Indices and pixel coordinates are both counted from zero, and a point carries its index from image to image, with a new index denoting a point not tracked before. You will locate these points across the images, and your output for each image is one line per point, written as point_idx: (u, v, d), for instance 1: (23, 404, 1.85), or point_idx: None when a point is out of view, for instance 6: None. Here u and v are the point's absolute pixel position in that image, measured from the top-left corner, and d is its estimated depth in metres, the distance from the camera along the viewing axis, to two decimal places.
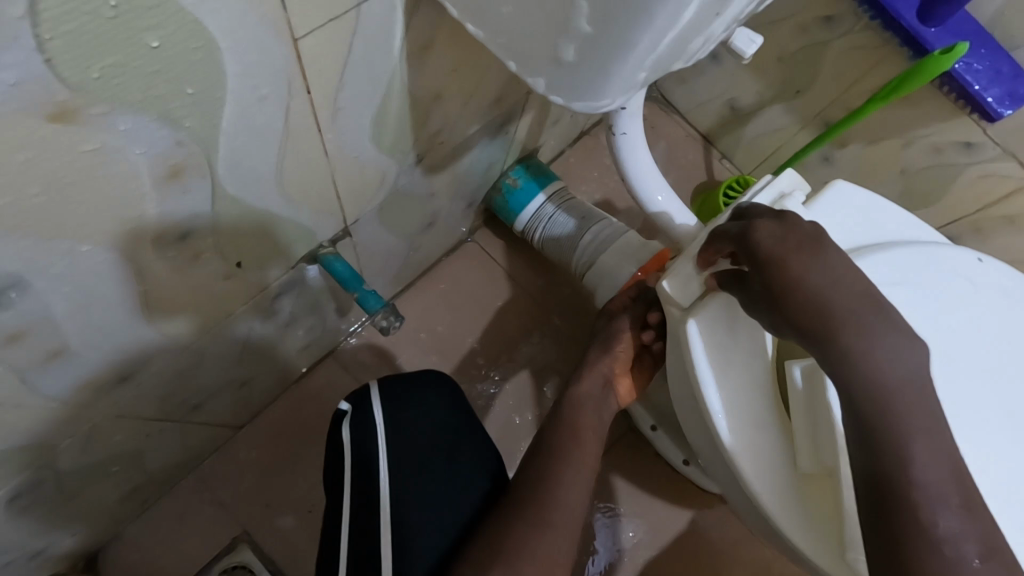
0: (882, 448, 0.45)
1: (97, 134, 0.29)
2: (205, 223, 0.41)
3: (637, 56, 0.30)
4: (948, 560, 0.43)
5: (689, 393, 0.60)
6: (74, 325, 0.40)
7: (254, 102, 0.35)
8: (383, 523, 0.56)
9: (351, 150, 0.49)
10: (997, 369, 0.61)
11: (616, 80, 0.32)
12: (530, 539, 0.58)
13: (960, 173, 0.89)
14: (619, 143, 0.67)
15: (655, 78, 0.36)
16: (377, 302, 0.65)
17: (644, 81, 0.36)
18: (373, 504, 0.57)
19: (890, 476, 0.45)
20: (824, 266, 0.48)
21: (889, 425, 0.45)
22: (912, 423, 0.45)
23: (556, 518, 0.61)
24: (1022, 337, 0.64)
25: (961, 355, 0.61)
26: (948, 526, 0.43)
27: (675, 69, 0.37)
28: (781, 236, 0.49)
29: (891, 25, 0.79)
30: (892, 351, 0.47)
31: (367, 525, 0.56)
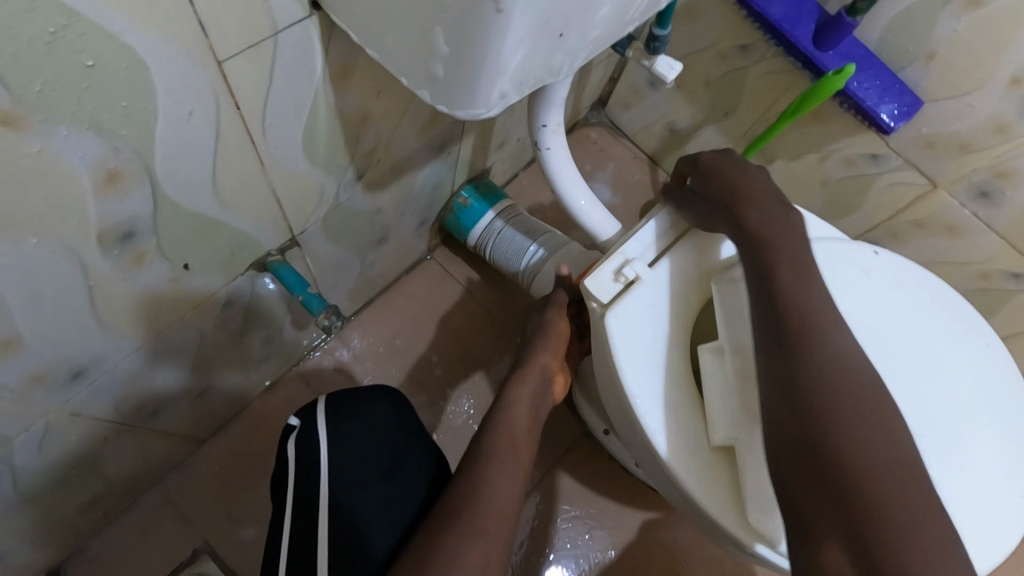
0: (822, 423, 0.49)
1: (40, 139, 0.34)
2: (147, 226, 0.46)
3: (494, 61, 0.36)
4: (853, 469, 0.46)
5: (610, 381, 0.64)
6: (25, 318, 0.44)
7: (183, 117, 0.41)
8: (320, 525, 0.61)
9: (288, 163, 0.55)
10: (888, 351, 0.68)
11: (482, 88, 0.38)
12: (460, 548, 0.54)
13: (870, 182, 0.97)
14: (545, 158, 0.74)
15: (526, 90, 0.43)
16: (321, 304, 0.69)
17: (515, 93, 0.42)
18: (312, 509, 0.62)
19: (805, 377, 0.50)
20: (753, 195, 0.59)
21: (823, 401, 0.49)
22: (846, 399, 0.49)
23: (489, 526, 0.57)
24: (912, 319, 0.70)
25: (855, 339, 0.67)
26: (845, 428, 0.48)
27: (548, 81, 0.44)
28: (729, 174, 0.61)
29: (792, 50, 0.88)
30: (833, 331, 0.53)
31: (306, 527, 0.61)
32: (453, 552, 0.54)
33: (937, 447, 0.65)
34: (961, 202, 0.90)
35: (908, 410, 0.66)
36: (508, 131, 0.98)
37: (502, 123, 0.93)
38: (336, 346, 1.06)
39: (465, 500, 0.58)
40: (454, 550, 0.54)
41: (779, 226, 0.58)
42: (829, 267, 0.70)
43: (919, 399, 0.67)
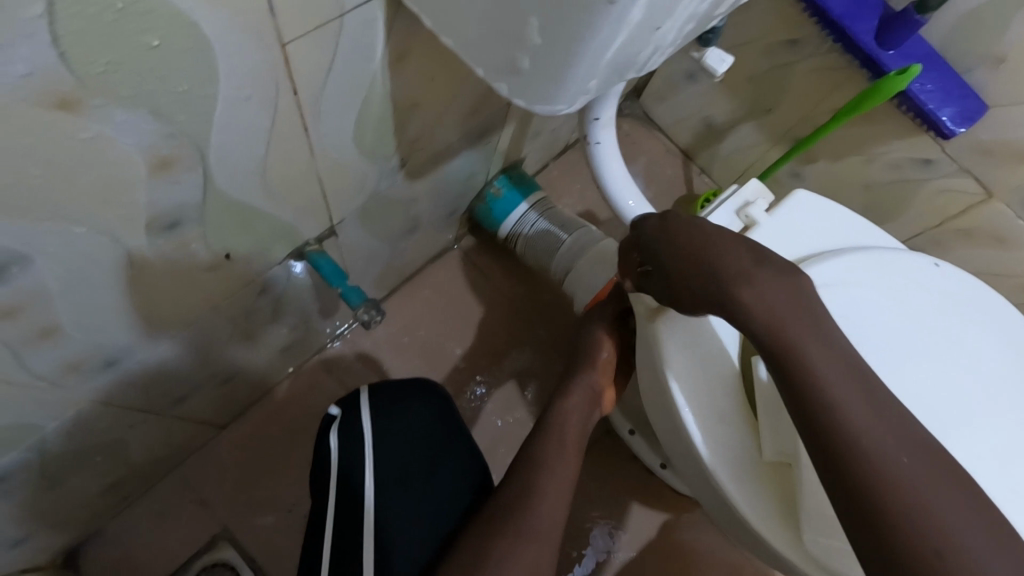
0: (837, 445, 0.45)
1: (95, 123, 0.32)
2: (194, 215, 0.44)
3: (592, 56, 0.33)
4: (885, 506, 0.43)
5: (656, 387, 0.61)
6: (65, 308, 0.42)
7: (240, 101, 0.38)
8: (365, 523, 0.60)
9: (334, 152, 0.52)
10: (952, 368, 0.65)
11: (568, 87, 0.36)
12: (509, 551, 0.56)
13: (919, 188, 0.94)
14: (594, 152, 0.71)
15: (608, 85, 0.39)
16: (360, 297, 0.67)
17: (596, 88, 0.39)
18: (356, 506, 0.61)
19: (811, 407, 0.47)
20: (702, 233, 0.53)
21: (834, 422, 0.46)
22: (855, 405, 0.46)
23: (537, 530, 0.59)
24: (976, 336, 0.67)
25: (915, 355, 0.64)
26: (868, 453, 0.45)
27: (629, 77, 0.41)
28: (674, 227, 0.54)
29: (850, 48, 0.84)
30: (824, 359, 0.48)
31: (351, 523, 0.60)
32: (505, 557, 0.56)
33: (1013, 470, 0.61)
34: (1015, 212, 0.87)
35: (981, 431, 0.62)
36: (545, 120, 0.94)
37: (540, 112, 0.90)
38: (358, 335, 1.04)
39: (517, 505, 0.61)
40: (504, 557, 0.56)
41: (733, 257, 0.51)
42: (888, 277, 0.67)
43: (979, 421, 0.63)
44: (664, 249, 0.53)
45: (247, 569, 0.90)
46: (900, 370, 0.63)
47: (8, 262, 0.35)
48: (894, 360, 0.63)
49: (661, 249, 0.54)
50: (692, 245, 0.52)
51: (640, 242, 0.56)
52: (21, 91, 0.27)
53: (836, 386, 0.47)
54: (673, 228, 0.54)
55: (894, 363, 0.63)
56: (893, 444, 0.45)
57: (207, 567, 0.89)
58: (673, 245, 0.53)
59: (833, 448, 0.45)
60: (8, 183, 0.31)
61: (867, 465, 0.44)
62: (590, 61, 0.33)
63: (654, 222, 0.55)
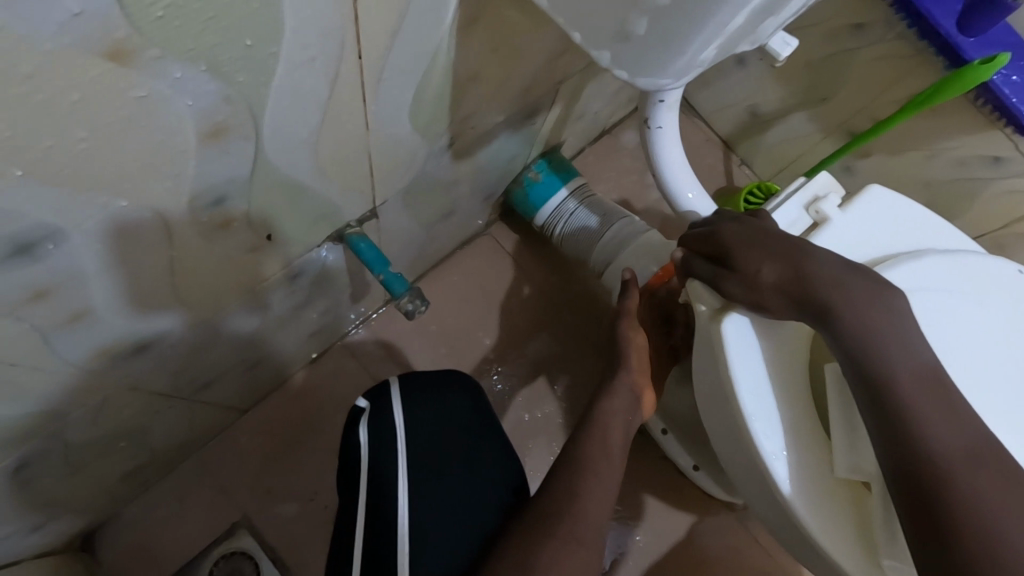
0: (906, 443, 0.48)
1: (149, 80, 0.27)
2: (241, 191, 0.40)
3: (722, 17, 0.30)
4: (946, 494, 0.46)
5: (719, 392, 0.57)
6: (99, 288, 0.38)
7: (305, 63, 0.34)
8: (399, 535, 0.53)
9: (388, 126, 0.48)
10: None
11: (686, 55, 0.33)
12: (559, 554, 0.52)
13: (984, 187, 0.88)
14: (654, 136, 0.66)
15: (721, 46, 0.34)
16: (403, 285, 0.64)
17: (710, 49, 0.33)
18: (389, 516, 0.54)
19: (882, 397, 0.50)
20: (780, 239, 0.55)
21: (908, 421, 0.48)
22: (932, 409, 0.49)
23: (583, 532, 0.54)
24: None
25: (999, 367, 0.60)
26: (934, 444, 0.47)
27: (743, 39, 0.35)
28: (751, 233, 0.56)
29: (928, 33, 0.79)
30: (900, 355, 0.50)
31: (383, 534, 0.53)
32: (549, 563, 0.51)
33: None
34: None
35: None
36: (589, 102, 0.89)
37: (587, 94, 0.85)
38: (383, 322, 1.00)
39: (563, 507, 0.55)
40: (550, 562, 0.51)
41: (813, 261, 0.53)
42: (969, 282, 0.62)
43: None
44: (738, 252, 0.55)
45: (266, 559, 0.88)
46: (982, 383, 0.59)
47: (42, 237, 0.31)
48: (975, 372, 0.59)
49: (735, 251, 0.56)
50: (767, 252, 0.54)
51: (711, 242, 0.58)
52: (69, 36, 0.23)
53: (913, 388, 0.49)
54: (752, 233, 0.56)
55: (976, 375, 0.59)
56: (962, 446, 0.48)
57: (226, 555, 0.87)
58: (749, 250, 0.55)
59: (905, 444, 0.48)
60: (50, 147, 0.27)
61: (934, 462, 0.47)
62: (715, 25, 0.30)
63: (728, 228, 0.57)
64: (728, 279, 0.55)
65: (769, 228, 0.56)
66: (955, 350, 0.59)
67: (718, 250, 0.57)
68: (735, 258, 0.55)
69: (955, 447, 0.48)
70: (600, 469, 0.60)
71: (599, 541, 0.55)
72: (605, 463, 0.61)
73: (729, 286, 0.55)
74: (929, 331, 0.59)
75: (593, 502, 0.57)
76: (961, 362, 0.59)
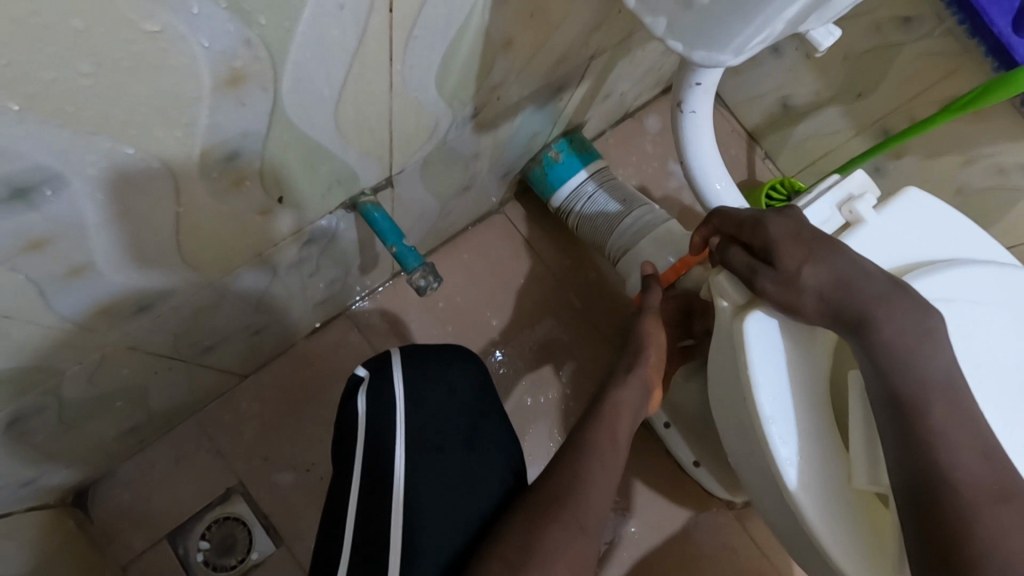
0: (925, 463, 0.46)
1: (162, 13, 0.25)
2: (256, 146, 0.38)
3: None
4: (960, 513, 0.44)
5: (737, 392, 0.56)
6: (100, 241, 0.36)
7: (333, 11, 0.31)
8: (394, 506, 0.51)
9: (413, 90, 0.45)
10: None
11: (751, 28, 0.30)
12: (563, 539, 0.50)
13: (1022, 197, 0.85)
14: (686, 121, 0.63)
15: (797, 19, 0.32)
16: (416, 259, 0.61)
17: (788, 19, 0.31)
18: (385, 486, 0.52)
19: (908, 410, 0.48)
20: (823, 242, 0.52)
21: (932, 440, 0.46)
22: (958, 433, 0.47)
23: (586, 521, 0.53)
24: None
25: None
26: (957, 465, 0.46)
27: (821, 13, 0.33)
28: (794, 229, 0.53)
29: (980, 31, 0.75)
30: (931, 370, 0.48)
31: (379, 506, 0.51)
32: (552, 546, 0.49)
33: None
34: None
35: None
36: (617, 81, 0.86)
37: (616, 73, 0.81)
38: (390, 295, 0.98)
39: (565, 493, 0.53)
40: (551, 548, 0.49)
41: (852, 271, 0.51)
42: (1006, 294, 0.60)
43: None
44: (781, 249, 0.52)
45: (259, 526, 0.87)
46: (1013, 400, 0.56)
47: (40, 182, 0.29)
48: (1007, 388, 0.57)
49: (777, 247, 0.53)
50: (811, 255, 0.52)
51: (754, 232, 0.55)
52: None
53: (941, 409, 0.47)
54: (795, 230, 0.53)
55: (1008, 393, 0.56)
56: (985, 473, 0.46)
57: (219, 519, 0.86)
58: (793, 249, 0.52)
59: (923, 463, 0.46)
60: (52, 82, 0.24)
61: (953, 486, 0.45)
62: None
63: (775, 221, 0.54)
64: (764, 275, 0.53)
65: (814, 228, 0.53)
66: (987, 365, 0.57)
67: (759, 242, 0.54)
68: (775, 254, 0.53)
69: (977, 473, 0.46)
70: (605, 460, 0.58)
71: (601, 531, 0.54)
72: (610, 453, 0.59)
73: (763, 282, 0.52)
74: (961, 344, 0.57)
75: (596, 491, 0.55)
76: (993, 377, 0.57)
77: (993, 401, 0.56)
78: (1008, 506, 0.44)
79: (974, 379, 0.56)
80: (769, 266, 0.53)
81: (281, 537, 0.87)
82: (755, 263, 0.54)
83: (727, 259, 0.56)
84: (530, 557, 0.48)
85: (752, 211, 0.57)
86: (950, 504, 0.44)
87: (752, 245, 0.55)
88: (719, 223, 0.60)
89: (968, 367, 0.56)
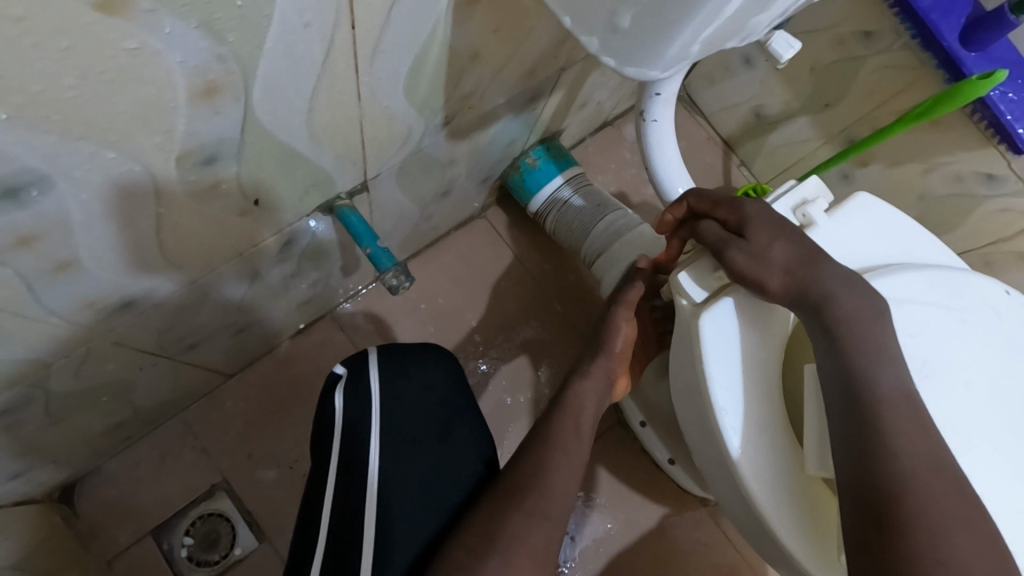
0: (872, 449, 0.47)
1: (140, 32, 0.28)
2: (231, 150, 0.41)
3: (715, 5, 0.31)
4: (890, 481, 0.46)
5: (695, 387, 0.58)
6: (85, 238, 0.39)
7: (299, 29, 0.34)
8: (368, 500, 0.53)
9: (384, 98, 0.48)
10: (1016, 399, 0.60)
11: (685, 33, 0.33)
12: (524, 524, 0.52)
13: (979, 205, 0.89)
14: (650, 130, 0.66)
15: (738, 17, 0.33)
16: (390, 260, 0.64)
17: (731, 13, 0.32)
18: (359, 480, 0.54)
19: (853, 390, 0.50)
20: (787, 226, 0.56)
21: (879, 427, 0.48)
22: (906, 425, 0.48)
23: (552, 508, 0.55)
24: None
25: (979, 380, 0.60)
26: (897, 439, 0.47)
27: (758, 18, 0.35)
28: (763, 212, 0.57)
29: (931, 45, 0.79)
30: (874, 352, 0.51)
31: (353, 493, 0.53)
32: (509, 529, 0.52)
33: None
34: None
35: None
36: (593, 91, 0.89)
37: (589, 83, 0.85)
38: (374, 298, 1.01)
39: (531, 484, 0.56)
40: (512, 534, 0.51)
41: (809, 254, 0.54)
42: (951, 296, 0.63)
43: None
44: (753, 225, 0.56)
45: (243, 522, 0.89)
46: (957, 396, 0.59)
47: (29, 182, 0.32)
48: (955, 384, 0.59)
49: (750, 223, 0.56)
50: (779, 234, 0.55)
51: (728, 210, 0.59)
52: None
53: (887, 395, 0.49)
54: (763, 212, 0.57)
55: (954, 389, 0.59)
56: (923, 449, 0.47)
57: (204, 515, 0.88)
58: (762, 226, 0.56)
59: (871, 448, 0.48)
60: (40, 93, 0.27)
61: (890, 461, 0.47)
62: (711, 8, 0.31)
63: (749, 202, 0.58)
64: (734, 248, 0.56)
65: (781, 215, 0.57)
66: (936, 362, 0.60)
67: (733, 219, 0.58)
68: (747, 230, 0.56)
69: (914, 446, 0.47)
70: (570, 449, 0.61)
71: (566, 519, 0.56)
72: (575, 443, 0.62)
73: (735, 252, 0.55)
74: (908, 340, 0.59)
75: (562, 480, 0.58)
76: (941, 375, 0.59)
77: (941, 395, 0.58)
78: (941, 477, 0.46)
79: (923, 375, 0.59)
80: (739, 241, 0.56)
81: (264, 533, 0.89)
82: (726, 238, 0.57)
83: (701, 233, 0.59)
84: (491, 541, 0.50)
85: (727, 193, 0.60)
86: (888, 490, 0.46)
87: (726, 221, 0.58)
88: (693, 202, 0.63)
89: (919, 364, 0.59)
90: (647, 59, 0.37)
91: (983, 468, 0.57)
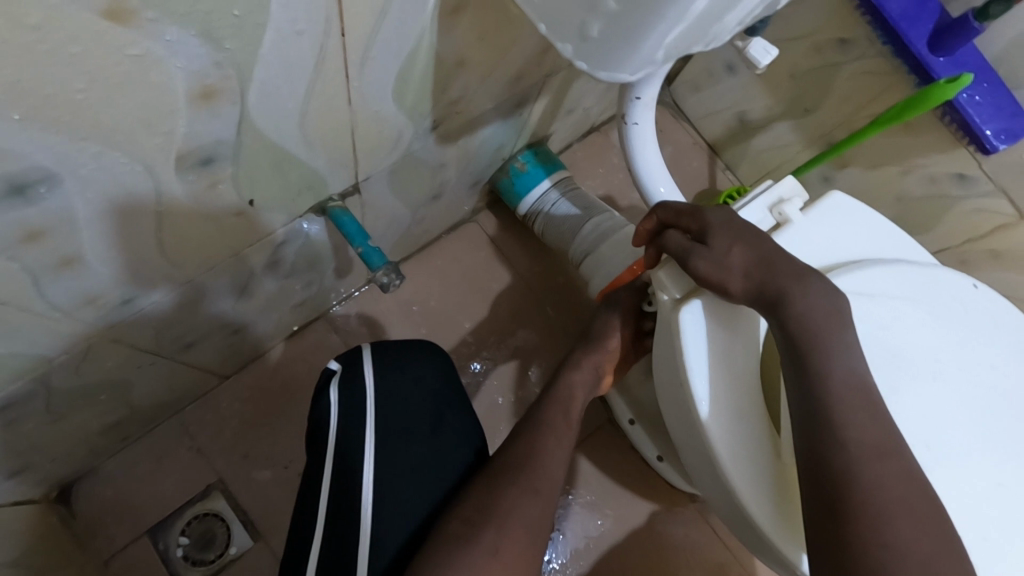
0: (824, 440, 0.50)
1: (144, 40, 0.30)
2: (228, 151, 0.43)
3: (674, 11, 0.33)
4: (843, 471, 0.48)
5: (676, 379, 0.61)
6: (89, 234, 0.41)
7: (293, 36, 0.37)
8: (361, 489, 0.55)
9: (374, 102, 0.50)
10: (984, 387, 0.63)
11: (654, 34, 0.35)
12: (517, 497, 0.54)
13: (952, 205, 0.92)
14: (630, 133, 0.69)
15: (707, 16, 0.35)
16: (381, 259, 0.66)
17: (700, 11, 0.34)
18: (350, 471, 0.55)
19: (812, 385, 0.52)
20: (751, 230, 0.58)
21: (829, 419, 0.50)
22: (858, 417, 0.50)
23: (543, 483, 0.57)
24: (1008, 358, 0.65)
25: (948, 370, 0.63)
26: (850, 430, 0.50)
27: (729, 17, 0.37)
28: (723, 220, 0.59)
29: (902, 52, 0.81)
30: (832, 346, 0.53)
31: (343, 488, 0.55)
32: (507, 504, 0.53)
33: None
34: None
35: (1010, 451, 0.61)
36: (579, 97, 0.92)
37: (575, 89, 0.87)
38: (367, 300, 1.03)
39: (525, 462, 0.58)
40: (506, 507, 0.53)
41: (770, 255, 0.56)
42: (921, 290, 0.66)
43: (1002, 446, 0.61)
44: (714, 233, 0.58)
45: (239, 522, 0.90)
46: (927, 386, 0.61)
47: (39, 180, 0.34)
48: (924, 374, 0.62)
49: (711, 231, 0.59)
50: (739, 238, 0.58)
51: (691, 219, 0.61)
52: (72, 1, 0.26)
53: (842, 387, 0.51)
54: (722, 221, 0.59)
55: (924, 378, 0.62)
56: (874, 438, 0.50)
57: (200, 516, 0.89)
58: (723, 233, 0.58)
59: (822, 439, 0.50)
60: (52, 95, 0.30)
61: (843, 452, 0.49)
62: (677, 10, 0.33)
63: (712, 210, 0.60)
64: (697, 256, 0.58)
65: (742, 221, 0.59)
66: (907, 352, 0.62)
67: (697, 228, 0.60)
68: (708, 238, 0.59)
69: (867, 435, 0.50)
70: (560, 435, 0.64)
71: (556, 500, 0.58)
72: (565, 429, 0.65)
73: (697, 260, 0.58)
74: (880, 333, 0.62)
75: (554, 461, 0.60)
76: (911, 365, 0.62)
77: (911, 384, 0.61)
78: (895, 466, 0.49)
79: (894, 366, 0.61)
80: (701, 250, 0.58)
81: (259, 532, 0.91)
82: (689, 247, 0.59)
83: (667, 243, 0.62)
84: (489, 512, 0.52)
85: (690, 202, 0.63)
86: (839, 480, 0.48)
87: (690, 230, 0.61)
88: (659, 213, 0.65)
89: (891, 355, 0.61)
90: (621, 60, 0.39)
91: (951, 453, 0.59)
